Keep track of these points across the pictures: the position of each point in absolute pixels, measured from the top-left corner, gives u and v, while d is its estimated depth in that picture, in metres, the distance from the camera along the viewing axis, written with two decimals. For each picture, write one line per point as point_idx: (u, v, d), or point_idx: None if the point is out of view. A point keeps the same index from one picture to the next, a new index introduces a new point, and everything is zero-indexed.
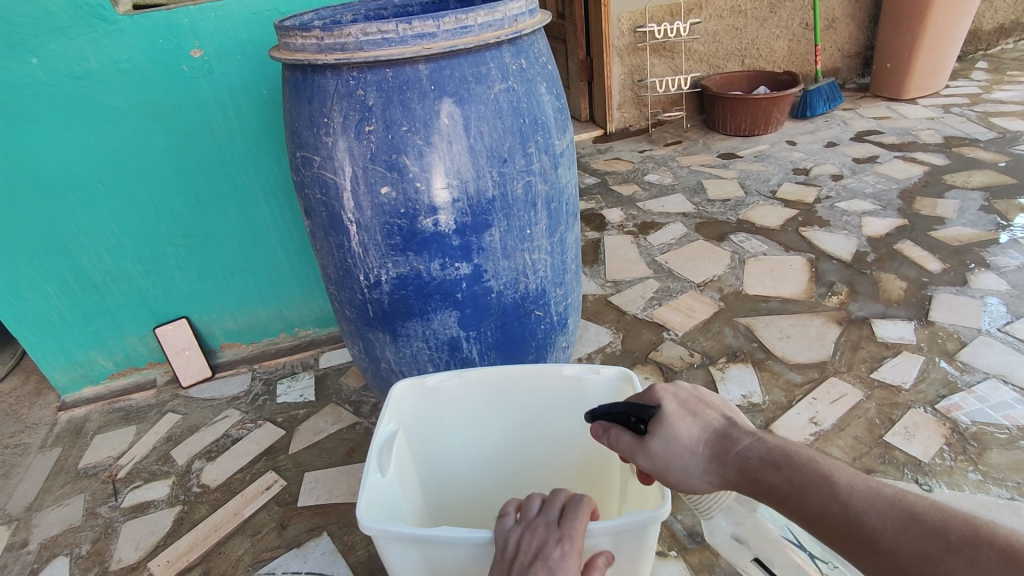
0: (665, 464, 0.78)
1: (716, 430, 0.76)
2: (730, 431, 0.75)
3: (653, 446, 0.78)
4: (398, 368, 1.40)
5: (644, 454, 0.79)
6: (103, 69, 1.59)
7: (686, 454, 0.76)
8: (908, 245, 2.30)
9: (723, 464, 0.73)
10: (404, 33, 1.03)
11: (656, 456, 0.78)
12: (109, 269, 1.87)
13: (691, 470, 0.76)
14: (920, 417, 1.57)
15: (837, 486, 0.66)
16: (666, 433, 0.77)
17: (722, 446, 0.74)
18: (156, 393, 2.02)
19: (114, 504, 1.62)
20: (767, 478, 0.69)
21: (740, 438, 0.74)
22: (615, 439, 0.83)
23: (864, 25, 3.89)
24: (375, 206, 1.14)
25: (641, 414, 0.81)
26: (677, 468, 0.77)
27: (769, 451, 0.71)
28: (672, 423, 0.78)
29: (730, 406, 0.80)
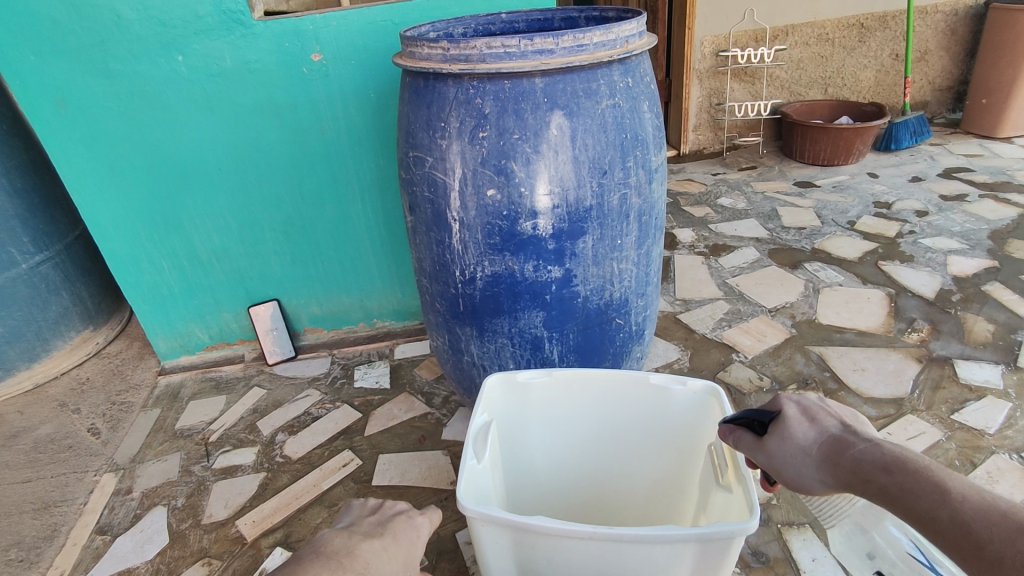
0: (780, 462, 0.79)
1: (833, 434, 0.76)
2: (846, 436, 0.74)
3: (771, 444, 0.81)
4: (480, 362, 1.48)
5: (763, 452, 0.82)
6: (234, 67, 1.76)
7: (800, 453, 0.77)
8: (998, 287, 2.22)
9: (835, 466, 0.72)
10: (525, 48, 1.12)
11: (772, 454, 0.80)
12: (215, 249, 2.03)
13: (803, 469, 0.77)
14: (1005, 463, 1.52)
15: (949, 494, 0.64)
16: (781, 432, 0.80)
17: (835, 448, 0.74)
18: (244, 367, 2.17)
19: (206, 464, 1.76)
20: (877, 481, 0.68)
21: (856, 443, 0.73)
22: (734, 437, 0.87)
23: (959, 59, 3.76)
24: (479, 207, 1.23)
25: (764, 418, 0.84)
26: (790, 468, 0.78)
27: (884, 456, 0.69)
28: (788, 424, 0.80)
29: (855, 417, 0.79)
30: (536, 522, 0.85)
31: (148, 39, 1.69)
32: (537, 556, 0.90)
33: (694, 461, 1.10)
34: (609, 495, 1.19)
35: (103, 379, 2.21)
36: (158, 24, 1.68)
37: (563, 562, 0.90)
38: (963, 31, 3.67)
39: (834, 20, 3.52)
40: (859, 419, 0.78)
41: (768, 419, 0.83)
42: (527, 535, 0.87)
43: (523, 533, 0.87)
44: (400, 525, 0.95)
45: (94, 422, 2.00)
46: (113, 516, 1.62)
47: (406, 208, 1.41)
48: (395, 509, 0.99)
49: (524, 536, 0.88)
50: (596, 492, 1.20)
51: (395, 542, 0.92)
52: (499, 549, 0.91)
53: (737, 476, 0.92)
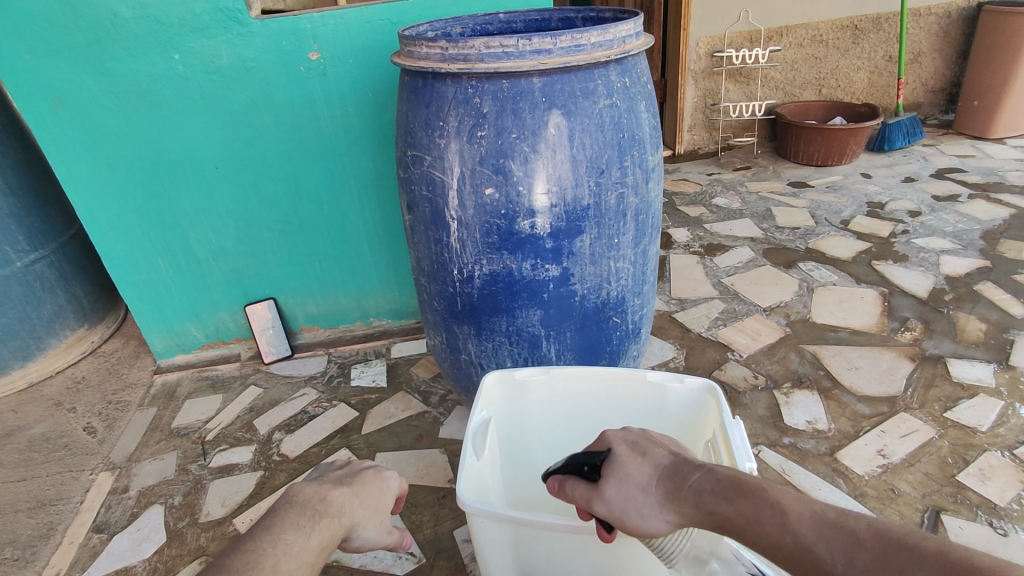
0: (619, 508, 0.76)
1: (665, 467, 0.76)
2: (679, 466, 0.75)
3: (607, 490, 0.78)
4: (478, 361, 1.48)
5: (600, 499, 0.78)
6: (231, 65, 1.76)
7: (638, 493, 0.75)
8: (990, 287, 2.24)
9: (677, 502, 0.72)
10: (523, 48, 1.13)
11: (610, 503, 0.77)
12: (212, 247, 2.03)
13: (645, 510, 0.75)
14: (997, 460, 1.54)
15: (787, 516, 0.64)
16: (617, 475, 0.77)
17: (674, 482, 0.73)
18: (240, 366, 2.16)
19: (203, 463, 1.75)
20: (721, 512, 0.68)
21: (690, 472, 0.73)
22: (569, 489, 0.83)
23: (952, 60, 3.79)
24: (478, 206, 1.23)
25: (593, 461, 0.81)
26: (631, 512, 0.75)
27: (720, 485, 0.70)
28: (621, 466, 0.78)
29: (676, 444, 0.81)
30: (535, 518, 0.85)
31: (145, 37, 1.69)
32: (538, 552, 0.91)
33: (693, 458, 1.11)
34: None
35: (99, 378, 2.20)
36: (156, 22, 1.68)
37: (559, 556, 0.90)
38: (955, 34, 3.70)
39: (828, 21, 3.54)
40: (681, 445, 0.81)
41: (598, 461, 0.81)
42: (525, 529, 0.87)
43: (524, 529, 0.88)
44: (367, 476, 0.96)
45: (90, 421, 1.99)
46: (110, 515, 1.61)
47: (404, 206, 1.41)
48: (361, 464, 1.00)
49: (525, 532, 0.88)
50: None
51: (365, 493, 0.94)
52: (498, 544, 0.92)
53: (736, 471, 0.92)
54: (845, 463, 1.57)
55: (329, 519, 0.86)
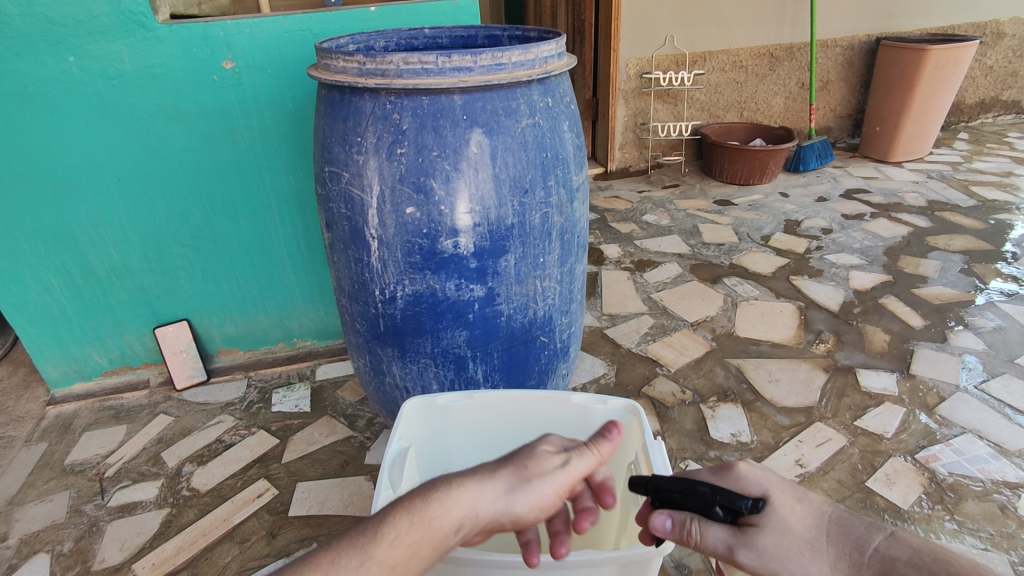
0: (775, 560, 0.74)
1: (829, 520, 0.77)
2: (851, 526, 0.76)
3: (759, 540, 0.75)
4: (403, 384, 1.43)
5: (748, 549, 0.75)
6: (136, 71, 1.64)
7: (805, 547, 0.74)
8: (892, 300, 2.40)
9: (858, 564, 0.73)
10: (443, 65, 1.10)
11: (763, 554, 0.75)
12: (115, 265, 1.87)
13: (810, 568, 0.74)
14: (900, 465, 1.63)
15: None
16: (776, 525, 0.75)
17: (855, 543, 0.74)
18: (148, 393, 2.00)
19: (100, 502, 1.60)
20: None
21: (872, 536, 0.74)
22: (696, 532, 0.78)
23: (856, 89, 4.08)
24: (398, 225, 1.19)
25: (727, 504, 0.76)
26: (791, 566, 0.74)
27: (914, 553, 0.71)
28: (782, 515, 0.76)
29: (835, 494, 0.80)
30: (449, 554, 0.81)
31: (34, 37, 1.56)
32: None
33: (616, 480, 1.11)
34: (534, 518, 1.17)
35: None
36: (46, 21, 1.55)
37: None
38: (858, 65, 3.99)
39: (747, 48, 3.74)
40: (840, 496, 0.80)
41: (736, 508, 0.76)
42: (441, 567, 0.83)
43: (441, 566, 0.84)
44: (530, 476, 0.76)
45: None
46: None
47: (322, 221, 1.34)
48: (534, 449, 0.80)
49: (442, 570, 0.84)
50: None
51: None
52: None
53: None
54: None
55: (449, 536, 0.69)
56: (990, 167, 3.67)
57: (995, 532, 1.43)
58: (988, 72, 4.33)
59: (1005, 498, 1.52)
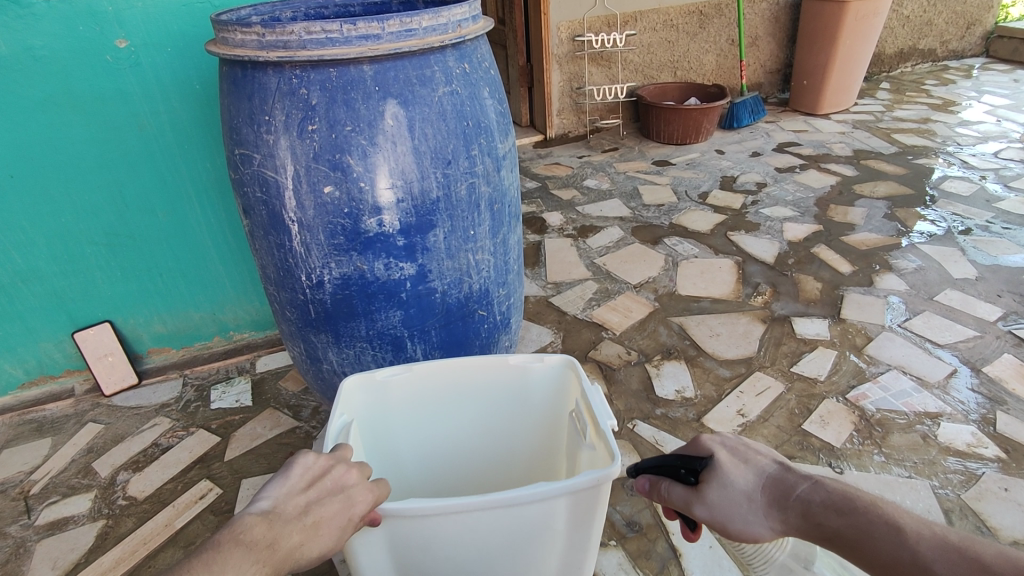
0: (722, 514, 0.79)
1: (770, 474, 0.79)
2: (784, 476, 0.78)
3: (709, 494, 0.80)
4: (341, 370, 1.39)
5: (701, 503, 0.81)
6: (12, 54, 1.49)
7: (745, 500, 0.78)
8: (823, 249, 2.49)
9: (784, 510, 0.75)
10: (348, 33, 1.04)
11: (712, 506, 0.80)
12: (18, 269, 1.73)
13: (750, 516, 0.77)
14: (833, 406, 1.71)
15: (903, 533, 0.67)
16: (719, 480, 0.80)
17: (783, 491, 0.76)
18: (74, 402, 1.89)
19: (27, 522, 1.51)
20: (831, 523, 0.71)
21: (797, 483, 0.77)
22: (665, 492, 0.86)
23: (783, 43, 4.15)
24: (317, 206, 1.13)
25: (693, 466, 0.84)
26: (735, 517, 0.78)
27: (829, 495, 0.73)
28: (725, 472, 0.81)
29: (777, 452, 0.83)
30: (405, 507, 0.79)
31: None
32: (414, 545, 0.85)
33: (559, 432, 1.13)
34: (480, 480, 1.18)
35: None
36: None
37: (436, 546, 0.86)
38: (784, 19, 4.06)
39: (676, 7, 3.73)
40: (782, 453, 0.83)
41: (698, 468, 0.84)
42: (399, 523, 0.81)
43: (397, 522, 0.81)
44: (331, 508, 0.76)
45: None
46: None
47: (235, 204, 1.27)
48: (339, 480, 0.79)
49: (399, 527, 0.82)
50: (469, 480, 1.18)
51: (321, 532, 0.74)
52: (372, 545, 0.85)
53: (597, 432, 0.94)
54: (710, 426, 1.67)
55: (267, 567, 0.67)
56: (910, 115, 3.82)
57: (918, 460, 1.52)
58: (906, 22, 4.47)
59: (927, 428, 1.62)
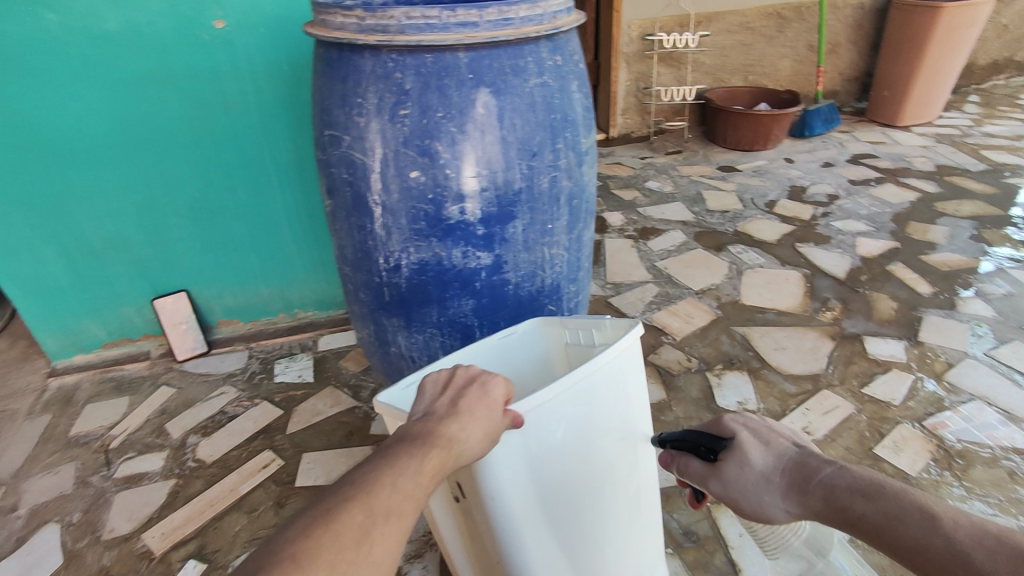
0: (736, 490, 0.83)
1: (790, 458, 0.80)
2: (807, 461, 0.78)
3: (726, 472, 0.83)
4: (408, 354, 1.41)
5: (717, 479, 0.85)
6: (122, 31, 1.57)
7: (761, 481, 0.80)
8: (900, 267, 2.37)
9: (804, 495, 0.75)
10: (447, 20, 1.04)
11: (727, 483, 0.83)
12: (109, 235, 1.83)
13: (765, 497, 0.79)
14: (908, 432, 1.63)
15: (935, 520, 0.64)
16: (737, 459, 0.83)
17: (804, 475, 0.77)
18: (150, 365, 1.98)
19: (106, 474, 1.60)
20: (857, 508, 0.69)
21: (820, 468, 0.76)
22: (684, 466, 0.91)
23: (864, 51, 3.98)
24: (403, 189, 1.15)
25: (713, 444, 0.87)
26: (749, 496, 0.81)
27: (855, 481, 0.72)
28: (744, 452, 0.82)
29: (800, 437, 0.84)
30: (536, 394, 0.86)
31: None
32: (551, 445, 0.89)
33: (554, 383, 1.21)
34: None
35: None
36: None
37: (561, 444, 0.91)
38: (868, 25, 3.88)
39: (754, 9, 3.63)
40: (804, 439, 0.84)
41: (718, 445, 0.86)
42: (535, 416, 0.86)
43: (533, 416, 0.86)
44: (473, 394, 0.81)
45: None
46: None
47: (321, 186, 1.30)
48: (466, 377, 0.85)
49: (532, 426, 0.87)
50: None
51: (474, 417, 0.78)
52: (519, 459, 0.87)
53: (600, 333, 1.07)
54: None
55: (437, 448, 0.72)
56: (1001, 131, 3.60)
57: (1002, 497, 1.43)
58: (1001, 33, 4.21)
59: (1012, 464, 1.52)
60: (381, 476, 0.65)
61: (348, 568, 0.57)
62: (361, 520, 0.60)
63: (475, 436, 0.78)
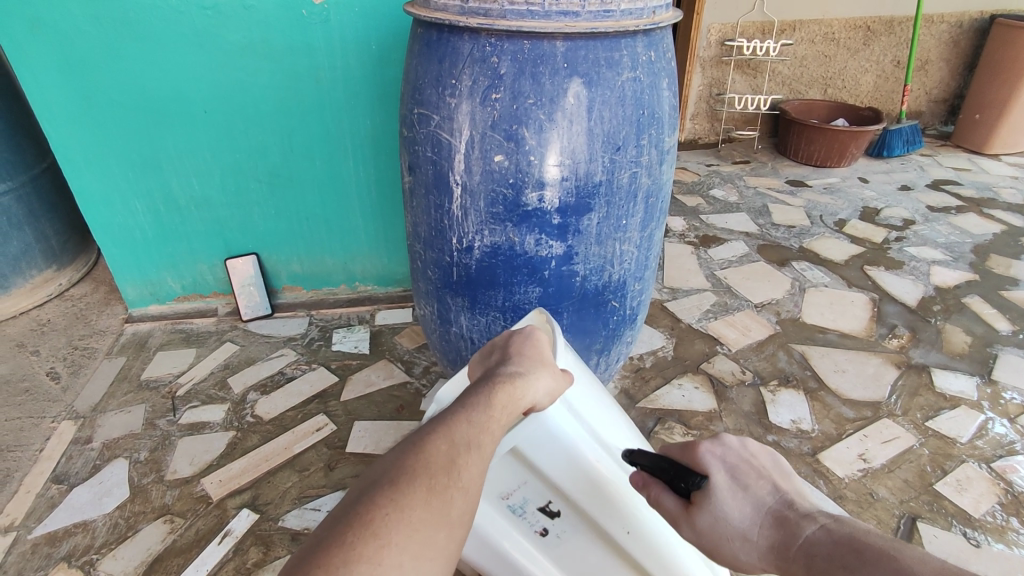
0: (711, 541, 0.73)
1: (771, 510, 0.70)
2: (787, 514, 0.69)
3: (699, 519, 0.73)
4: (469, 336, 1.43)
5: (689, 524, 0.75)
6: (228, 1, 1.65)
7: (737, 537, 0.71)
8: (977, 301, 2.26)
9: (787, 558, 0.66)
10: (549, 8, 1.05)
11: (700, 532, 0.74)
12: (194, 194, 1.92)
13: (741, 552, 0.71)
14: (974, 472, 1.55)
15: None
16: (711, 507, 0.72)
17: (785, 538, 0.67)
18: (217, 321, 2.08)
19: (172, 418, 1.69)
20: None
21: (803, 525, 0.66)
22: (653, 496, 0.79)
23: (957, 72, 3.78)
24: (485, 172, 1.17)
25: (688, 478, 0.75)
26: (724, 548, 0.72)
27: (838, 543, 0.62)
28: (720, 502, 0.72)
29: (782, 479, 0.74)
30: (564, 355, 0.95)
31: None
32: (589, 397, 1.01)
33: None
34: None
35: (66, 323, 2.12)
36: None
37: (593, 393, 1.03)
38: (964, 44, 3.68)
39: (842, 20, 3.49)
40: (786, 480, 0.74)
41: (693, 482, 0.75)
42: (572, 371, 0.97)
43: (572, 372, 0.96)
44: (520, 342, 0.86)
45: (54, 365, 1.92)
46: (70, 465, 1.56)
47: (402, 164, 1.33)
48: (502, 338, 0.90)
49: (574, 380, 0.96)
50: None
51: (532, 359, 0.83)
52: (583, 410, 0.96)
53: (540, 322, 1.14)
54: (826, 464, 1.57)
55: (503, 384, 0.75)
56: None
57: None
58: None
59: None
60: (457, 413, 0.67)
61: (443, 491, 0.58)
62: (446, 450, 0.62)
63: (540, 369, 0.81)
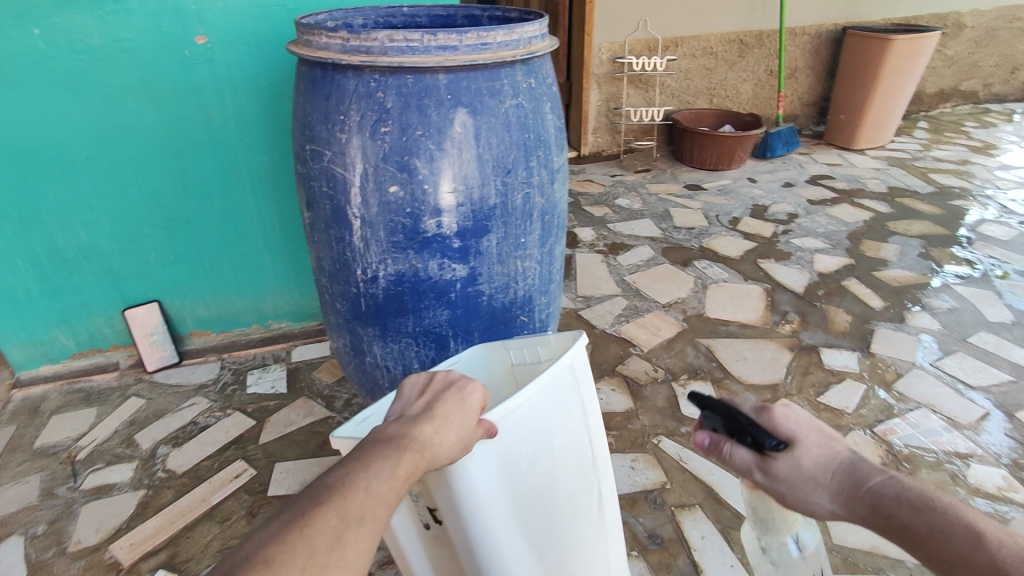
0: (784, 486, 0.80)
1: (846, 461, 0.77)
2: (860, 467, 0.76)
3: (777, 468, 0.80)
4: (384, 364, 1.44)
5: (766, 471, 0.81)
6: (103, 45, 1.59)
7: (812, 483, 0.77)
8: (854, 282, 2.50)
9: (855, 500, 0.74)
10: (428, 44, 1.10)
11: (780, 480, 0.80)
12: (81, 245, 1.81)
13: (812, 495, 0.77)
14: (860, 438, 1.72)
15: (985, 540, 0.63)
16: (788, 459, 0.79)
17: (855, 480, 0.75)
18: (118, 375, 1.96)
19: (73, 485, 1.57)
20: (904, 517, 0.68)
21: (873, 475, 0.75)
22: (727, 452, 0.85)
23: (822, 78, 4.19)
24: (382, 204, 1.19)
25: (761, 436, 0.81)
26: (799, 493, 0.78)
27: (902, 490, 0.71)
28: (800, 453, 0.79)
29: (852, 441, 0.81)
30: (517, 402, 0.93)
31: None
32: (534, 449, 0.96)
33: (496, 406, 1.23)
34: None
35: None
36: None
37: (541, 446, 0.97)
38: (825, 53, 4.09)
39: (718, 35, 3.79)
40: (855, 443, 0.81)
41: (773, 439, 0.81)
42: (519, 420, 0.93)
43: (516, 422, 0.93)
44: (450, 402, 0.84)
45: None
46: None
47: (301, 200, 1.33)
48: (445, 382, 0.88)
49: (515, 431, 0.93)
50: None
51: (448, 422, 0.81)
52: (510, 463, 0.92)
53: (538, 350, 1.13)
54: None
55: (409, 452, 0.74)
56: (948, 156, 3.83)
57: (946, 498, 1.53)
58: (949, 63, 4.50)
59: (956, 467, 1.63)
60: (354, 477, 0.66)
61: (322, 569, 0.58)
62: (336, 523, 0.61)
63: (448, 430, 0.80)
